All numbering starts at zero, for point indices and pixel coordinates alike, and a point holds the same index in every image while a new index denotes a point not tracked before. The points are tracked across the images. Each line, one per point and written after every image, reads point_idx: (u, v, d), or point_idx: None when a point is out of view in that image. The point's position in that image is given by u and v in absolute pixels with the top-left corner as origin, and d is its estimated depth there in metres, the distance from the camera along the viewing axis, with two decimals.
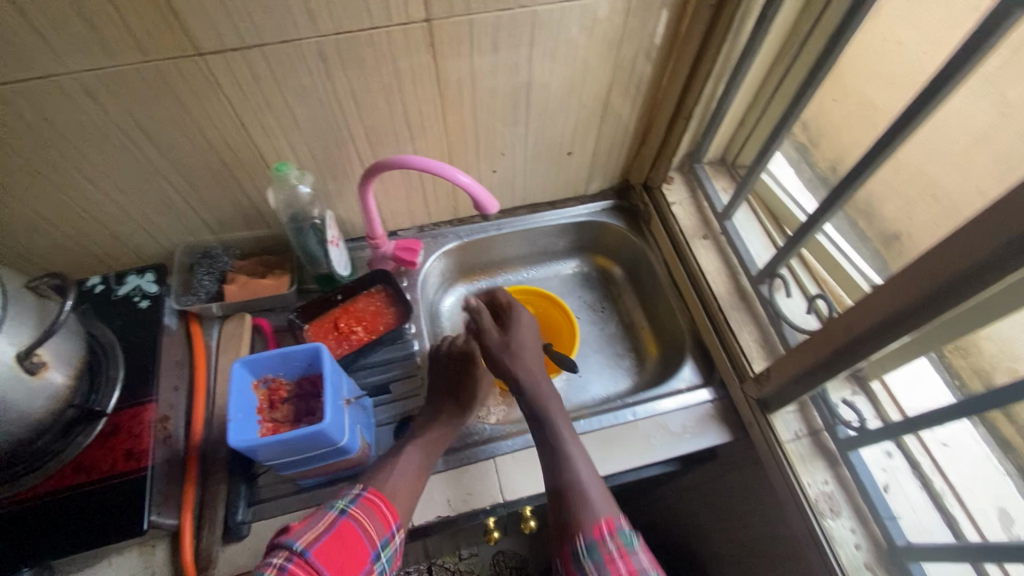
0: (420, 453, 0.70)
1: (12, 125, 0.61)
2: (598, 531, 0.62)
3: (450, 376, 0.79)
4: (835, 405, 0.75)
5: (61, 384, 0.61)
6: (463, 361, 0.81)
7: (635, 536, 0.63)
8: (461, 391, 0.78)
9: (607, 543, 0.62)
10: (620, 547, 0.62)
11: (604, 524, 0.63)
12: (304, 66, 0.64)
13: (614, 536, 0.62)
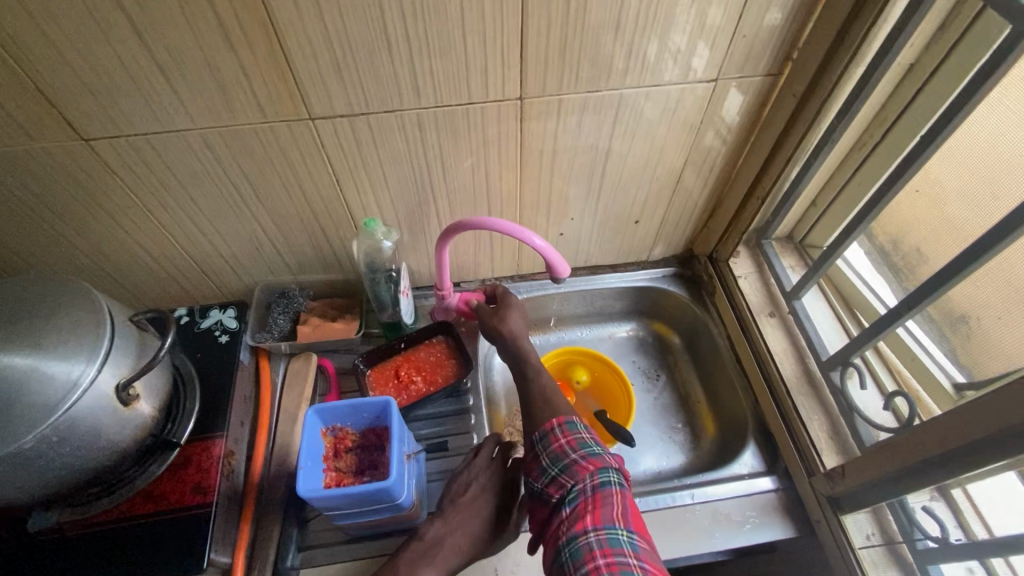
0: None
1: (139, 171, 0.67)
2: (548, 425, 0.72)
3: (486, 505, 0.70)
4: (914, 514, 0.69)
5: (147, 415, 0.64)
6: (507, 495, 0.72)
7: (595, 442, 0.69)
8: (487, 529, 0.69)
9: (554, 430, 0.71)
10: (564, 432, 0.71)
11: (554, 418, 0.72)
12: (401, 132, 0.69)
13: (562, 426, 0.71)
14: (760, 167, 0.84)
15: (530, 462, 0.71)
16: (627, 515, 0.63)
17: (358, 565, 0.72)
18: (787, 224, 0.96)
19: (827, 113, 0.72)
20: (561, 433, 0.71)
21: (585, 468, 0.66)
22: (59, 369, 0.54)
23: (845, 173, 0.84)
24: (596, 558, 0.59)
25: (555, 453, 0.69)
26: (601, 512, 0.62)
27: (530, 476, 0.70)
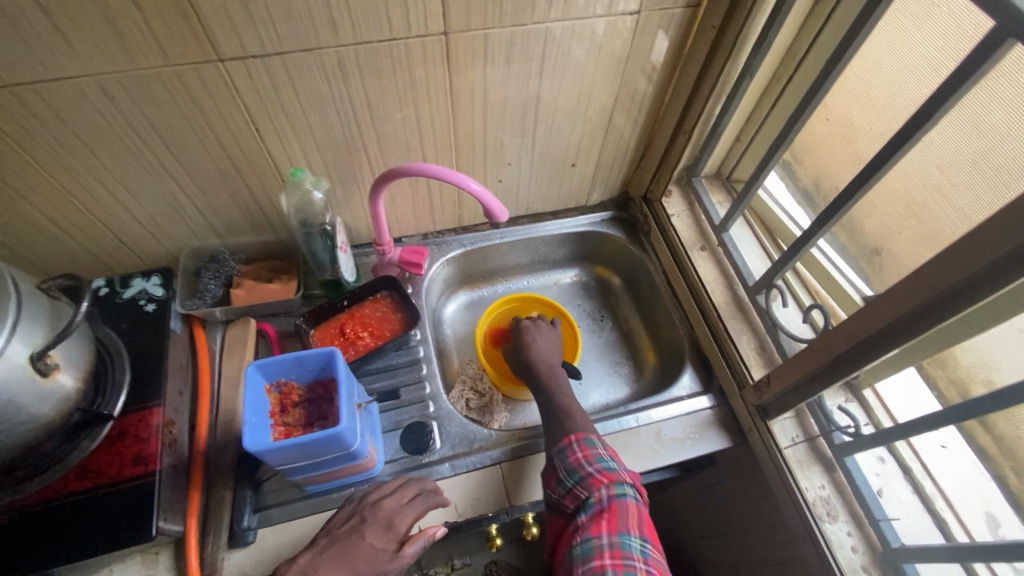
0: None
1: (28, 126, 0.61)
2: (569, 440, 0.71)
3: (363, 532, 0.64)
4: (831, 412, 0.77)
5: (70, 387, 0.60)
6: (389, 520, 0.65)
7: (611, 457, 0.69)
8: (364, 559, 0.62)
9: (573, 444, 0.71)
10: (582, 448, 0.70)
11: (572, 434, 0.72)
12: (323, 74, 0.66)
13: (579, 440, 0.71)
14: (686, 103, 0.86)
15: (549, 476, 0.71)
16: (640, 525, 0.64)
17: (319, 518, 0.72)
18: (714, 161, 1.00)
19: (744, 43, 0.75)
20: (579, 448, 0.70)
21: (600, 482, 0.66)
22: None
23: (763, 107, 0.88)
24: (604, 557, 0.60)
25: (571, 467, 0.69)
26: (615, 525, 0.63)
27: (549, 488, 0.71)
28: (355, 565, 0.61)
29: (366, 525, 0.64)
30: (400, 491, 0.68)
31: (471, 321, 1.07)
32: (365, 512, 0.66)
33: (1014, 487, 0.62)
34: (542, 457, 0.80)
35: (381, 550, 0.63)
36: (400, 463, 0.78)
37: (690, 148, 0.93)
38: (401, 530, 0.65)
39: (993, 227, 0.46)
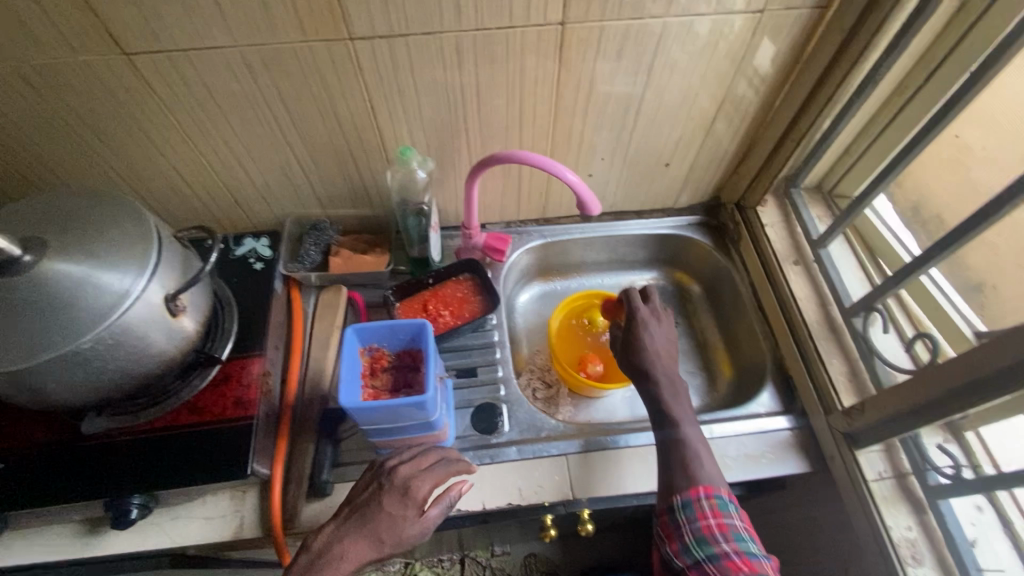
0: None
1: (177, 90, 0.67)
2: (694, 492, 0.64)
3: (380, 502, 0.63)
4: (927, 450, 0.72)
5: (192, 330, 0.66)
6: (405, 488, 0.63)
7: (752, 539, 0.61)
8: (386, 527, 0.62)
9: (703, 503, 0.63)
10: (714, 512, 0.63)
11: (702, 487, 0.64)
12: (440, 57, 0.68)
13: (711, 498, 0.64)
14: (799, 108, 0.82)
15: (668, 530, 0.64)
16: None
17: None
18: (817, 173, 0.95)
19: (874, 49, 0.70)
20: (710, 510, 0.63)
21: (736, 567, 0.58)
22: (111, 278, 0.55)
23: (881, 118, 0.83)
24: None
25: (701, 534, 0.61)
26: None
27: (668, 546, 0.63)
28: (379, 532, 0.61)
29: (383, 494, 0.63)
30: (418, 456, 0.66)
31: (543, 313, 1.07)
32: (383, 479, 0.65)
33: None
34: (609, 454, 0.79)
35: (401, 518, 0.62)
36: (469, 441, 0.80)
37: (795, 157, 0.89)
38: (420, 497, 0.63)
39: None
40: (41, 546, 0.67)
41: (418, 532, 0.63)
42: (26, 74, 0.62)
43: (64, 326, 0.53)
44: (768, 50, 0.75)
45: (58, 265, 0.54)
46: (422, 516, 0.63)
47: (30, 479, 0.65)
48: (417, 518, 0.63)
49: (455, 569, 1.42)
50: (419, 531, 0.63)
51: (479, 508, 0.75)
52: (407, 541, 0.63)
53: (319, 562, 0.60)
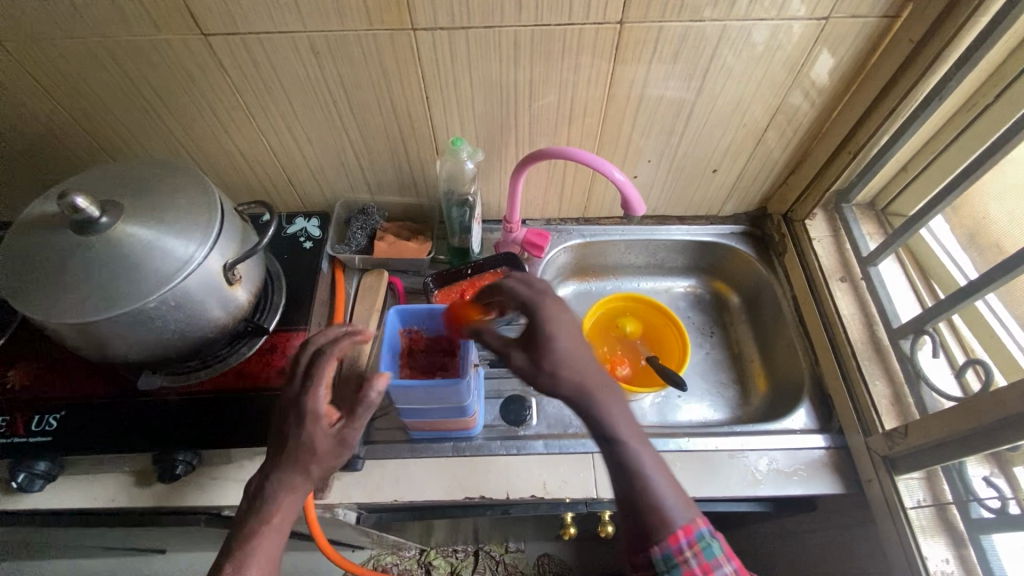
0: (257, 567, 0.52)
1: (247, 71, 0.70)
2: (674, 540, 0.49)
3: (284, 430, 0.55)
4: (971, 481, 0.68)
5: (244, 300, 0.69)
6: (299, 408, 0.54)
7: None
8: (298, 451, 0.54)
9: (688, 556, 0.49)
10: (701, 564, 0.49)
11: (683, 530, 0.49)
12: (497, 51, 0.70)
13: (695, 546, 0.49)
14: (858, 120, 0.80)
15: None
16: None
17: (422, 464, 0.77)
18: (871, 190, 0.92)
19: (943, 62, 0.68)
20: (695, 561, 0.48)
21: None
22: (177, 244, 0.59)
23: (945, 136, 0.80)
24: None
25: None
26: None
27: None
28: (294, 460, 0.54)
29: (286, 421, 0.56)
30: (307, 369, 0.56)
31: (577, 312, 1.07)
32: (284, 404, 0.56)
33: None
34: None
35: (309, 439, 0.54)
36: (497, 431, 0.81)
37: (849, 171, 0.86)
38: (317, 409, 0.54)
39: None
40: (91, 492, 0.71)
41: (337, 440, 0.55)
42: (113, 49, 0.67)
43: (131, 286, 0.56)
44: (829, 61, 0.74)
45: (131, 228, 0.58)
46: (330, 427, 0.54)
47: (87, 428, 0.69)
48: (327, 430, 0.54)
49: (469, 561, 1.43)
50: (338, 440, 0.55)
51: (503, 497, 0.75)
52: (333, 453, 0.55)
53: (251, 512, 0.54)
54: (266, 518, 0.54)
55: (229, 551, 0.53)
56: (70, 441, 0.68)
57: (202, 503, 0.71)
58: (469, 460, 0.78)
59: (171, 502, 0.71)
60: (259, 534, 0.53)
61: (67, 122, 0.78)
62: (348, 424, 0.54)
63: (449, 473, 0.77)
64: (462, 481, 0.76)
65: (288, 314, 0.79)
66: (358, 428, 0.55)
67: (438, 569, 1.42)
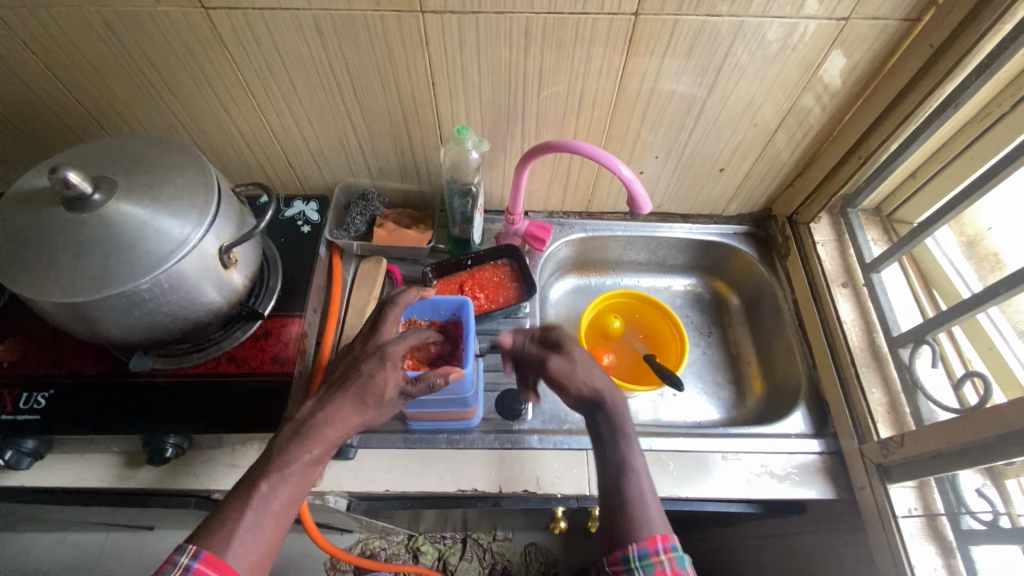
0: (287, 491, 0.54)
1: (249, 49, 0.68)
2: (652, 543, 0.53)
3: (358, 368, 0.58)
4: (964, 493, 0.69)
5: (239, 284, 0.68)
6: (383, 351, 0.59)
7: None
8: (367, 391, 0.57)
9: (662, 559, 0.52)
10: (673, 570, 0.52)
11: (659, 536, 0.54)
12: (508, 39, 0.68)
13: (670, 553, 0.53)
14: (870, 125, 0.79)
15: None
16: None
17: (415, 454, 0.77)
18: (877, 196, 0.91)
19: (963, 70, 0.66)
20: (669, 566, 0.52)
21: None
22: (172, 225, 0.57)
23: (956, 145, 0.79)
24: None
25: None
26: None
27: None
28: (360, 398, 0.57)
29: (363, 360, 0.59)
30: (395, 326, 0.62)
31: (575, 306, 1.07)
32: (363, 348, 0.61)
33: None
34: None
35: (382, 382, 0.58)
36: (492, 423, 0.81)
37: (859, 175, 0.85)
38: (399, 357, 0.59)
39: None
40: (77, 472, 0.70)
41: (400, 395, 0.59)
42: (110, 19, 0.64)
43: (126, 264, 0.55)
44: (845, 63, 0.72)
45: (123, 206, 0.56)
46: (401, 380, 0.58)
47: (75, 408, 0.68)
48: (399, 379, 0.58)
49: (456, 548, 1.44)
50: (401, 394, 0.59)
51: (496, 490, 0.75)
52: (392, 403, 0.59)
53: (298, 436, 0.56)
54: (308, 449, 0.55)
55: (266, 468, 0.54)
56: (58, 421, 0.67)
57: (191, 485, 0.70)
58: (462, 452, 0.77)
59: (160, 483, 0.70)
60: (298, 461, 0.54)
61: (62, 93, 0.75)
62: (414, 385, 0.58)
63: (441, 464, 0.76)
64: (454, 473, 0.76)
65: (285, 299, 0.78)
66: (419, 392, 0.58)
67: (426, 555, 1.43)
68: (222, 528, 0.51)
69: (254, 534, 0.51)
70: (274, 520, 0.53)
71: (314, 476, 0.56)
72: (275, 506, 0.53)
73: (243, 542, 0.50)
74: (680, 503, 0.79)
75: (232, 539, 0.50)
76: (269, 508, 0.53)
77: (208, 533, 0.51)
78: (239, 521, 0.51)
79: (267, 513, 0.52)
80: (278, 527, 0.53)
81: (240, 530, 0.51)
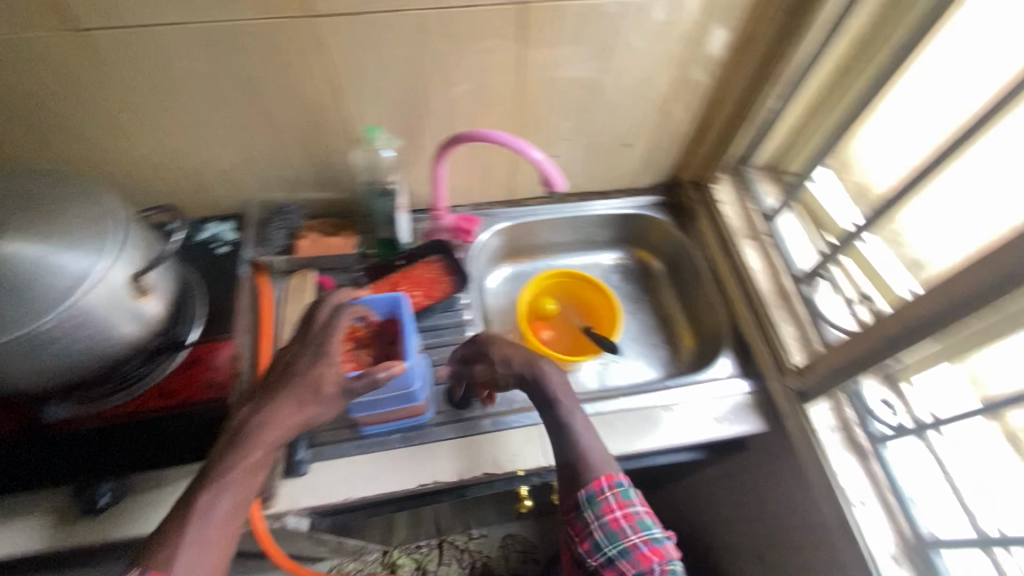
0: (230, 500, 0.52)
1: (134, 68, 0.66)
2: (597, 483, 0.63)
3: (293, 368, 0.58)
4: (870, 402, 0.78)
5: (156, 312, 0.65)
6: (319, 348, 0.58)
7: (654, 522, 0.61)
8: (304, 389, 0.57)
9: (607, 495, 0.62)
10: (619, 502, 0.62)
11: (604, 477, 0.63)
12: (403, 36, 0.69)
13: (613, 488, 0.62)
14: (748, 87, 0.87)
15: (576, 528, 0.62)
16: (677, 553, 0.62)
17: (371, 458, 0.77)
18: (766, 153, 1.00)
19: (815, 29, 0.75)
20: (614, 500, 0.62)
21: (649, 556, 0.58)
22: (72, 258, 0.54)
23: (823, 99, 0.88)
24: (613, 511, 0.61)
25: (610, 528, 0.60)
26: None
27: (580, 547, 0.61)
28: (297, 396, 0.56)
29: (298, 359, 0.58)
30: (325, 321, 0.61)
31: (513, 294, 1.09)
32: (296, 349, 0.60)
33: None
34: None
35: (320, 378, 0.57)
36: (445, 415, 0.81)
37: (746, 135, 0.93)
38: (336, 352, 0.58)
39: None
40: (5, 541, 0.65)
41: (341, 390, 0.58)
42: None
43: (27, 303, 0.52)
44: (717, 34, 0.80)
45: (14, 244, 0.52)
46: (340, 375, 0.58)
47: None
48: (338, 375, 0.58)
49: (433, 555, 1.43)
50: (342, 390, 0.58)
51: (456, 478, 0.76)
52: (333, 399, 0.58)
53: (234, 443, 0.54)
54: (248, 454, 0.54)
55: (205, 480, 0.52)
56: None
57: (135, 531, 0.66)
58: (419, 448, 0.78)
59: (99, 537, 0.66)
60: (237, 468, 0.53)
61: None
62: (356, 381, 0.58)
63: (399, 463, 0.77)
64: (413, 470, 0.76)
65: (211, 324, 0.76)
66: (363, 388, 0.58)
67: (403, 567, 1.41)
68: (165, 545, 0.49)
69: (200, 547, 0.49)
70: (220, 533, 0.51)
71: (256, 480, 0.54)
72: (218, 518, 0.51)
73: (189, 558, 0.48)
74: (635, 459, 0.84)
75: (176, 556, 0.48)
76: (212, 520, 0.51)
77: (149, 555, 0.48)
78: (182, 537, 0.49)
79: (210, 525, 0.50)
80: (226, 540, 0.51)
81: (184, 545, 0.49)
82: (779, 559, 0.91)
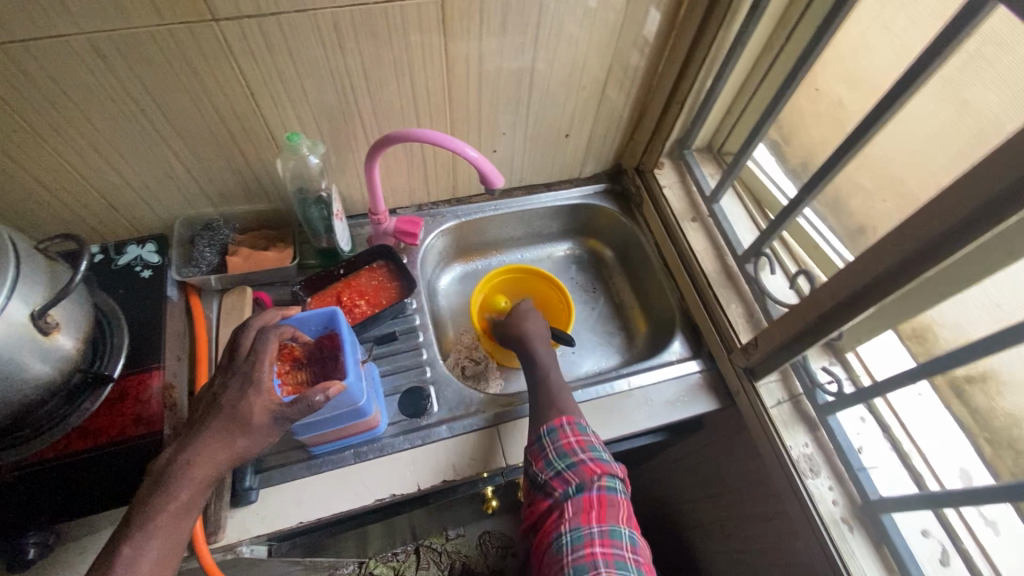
0: (157, 546, 0.51)
1: (18, 85, 0.60)
2: (557, 422, 0.72)
3: (220, 400, 0.55)
4: (813, 372, 0.80)
5: (70, 349, 0.61)
6: (246, 376, 0.56)
7: (603, 448, 0.72)
8: (232, 422, 0.54)
9: (565, 428, 0.72)
10: (575, 433, 0.72)
11: (563, 416, 0.73)
12: (318, 37, 0.66)
13: (571, 425, 0.72)
14: (679, 72, 0.87)
15: (535, 453, 0.72)
16: (627, 517, 0.68)
17: (324, 478, 0.74)
18: (704, 135, 1.01)
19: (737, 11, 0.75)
20: (571, 432, 0.72)
21: (593, 469, 0.68)
22: None
23: (753, 79, 0.89)
24: (568, 437, 0.71)
25: (563, 449, 0.70)
26: (607, 514, 0.66)
27: (535, 467, 0.71)
28: (225, 430, 0.54)
29: (224, 391, 0.56)
30: (251, 347, 0.58)
31: (465, 293, 1.08)
32: (222, 380, 0.57)
33: (988, 455, 0.68)
34: None
35: (248, 409, 0.54)
36: (400, 425, 0.79)
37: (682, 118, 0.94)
38: (264, 379, 0.55)
39: (959, 192, 0.49)
40: None
41: (273, 419, 0.55)
42: None
43: None
44: (643, 18, 0.79)
45: None
46: (271, 402, 0.55)
47: None
48: (269, 402, 0.55)
49: (410, 560, 1.42)
50: (274, 418, 0.55)
51: (415, 489, 0.75)
52: (266, 429, 0.56)
53: (159, 486, 0.52)
54: (173, 496, 0.52)
55: (128, 528, 0.51)
56: None
57: None
58: (373, 462, 0.76)
59: None
60: (163, 513, 0.51)
61: None
62: (289, 406, 0.55)
63: (354, 480, 0.74)
64: (369, 485, 0.74)
65: (138, 354, 0.71)
66: (299, 412, 0.55)
67: None
68: None
69: None
70: None
71: (186, 522, 0.53)
72: (145, 567, 0.50)
73: None
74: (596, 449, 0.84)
75: None
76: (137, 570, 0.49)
77: None
78: None
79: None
80: None
81: None
82: (741, 532, 0.93)
